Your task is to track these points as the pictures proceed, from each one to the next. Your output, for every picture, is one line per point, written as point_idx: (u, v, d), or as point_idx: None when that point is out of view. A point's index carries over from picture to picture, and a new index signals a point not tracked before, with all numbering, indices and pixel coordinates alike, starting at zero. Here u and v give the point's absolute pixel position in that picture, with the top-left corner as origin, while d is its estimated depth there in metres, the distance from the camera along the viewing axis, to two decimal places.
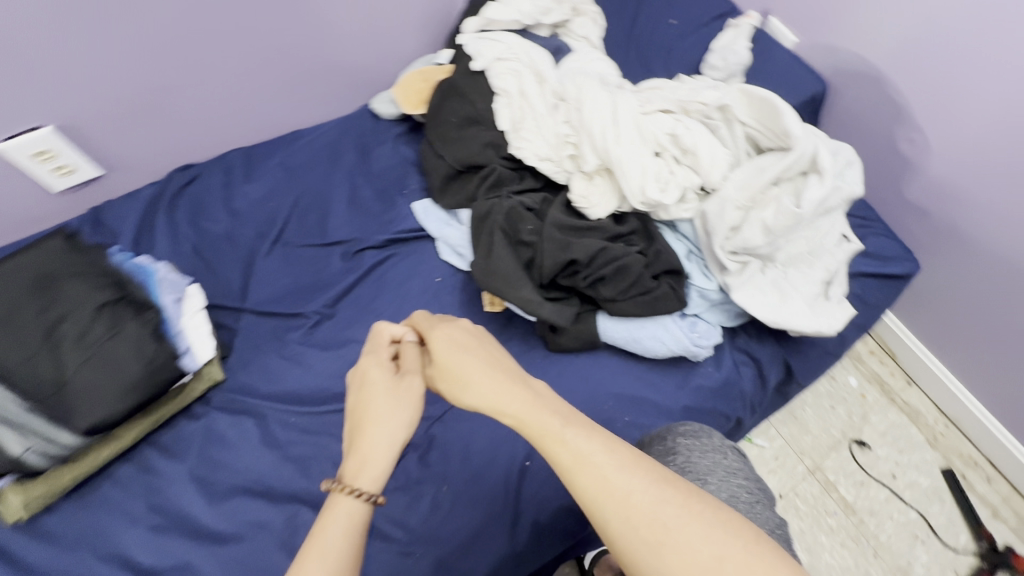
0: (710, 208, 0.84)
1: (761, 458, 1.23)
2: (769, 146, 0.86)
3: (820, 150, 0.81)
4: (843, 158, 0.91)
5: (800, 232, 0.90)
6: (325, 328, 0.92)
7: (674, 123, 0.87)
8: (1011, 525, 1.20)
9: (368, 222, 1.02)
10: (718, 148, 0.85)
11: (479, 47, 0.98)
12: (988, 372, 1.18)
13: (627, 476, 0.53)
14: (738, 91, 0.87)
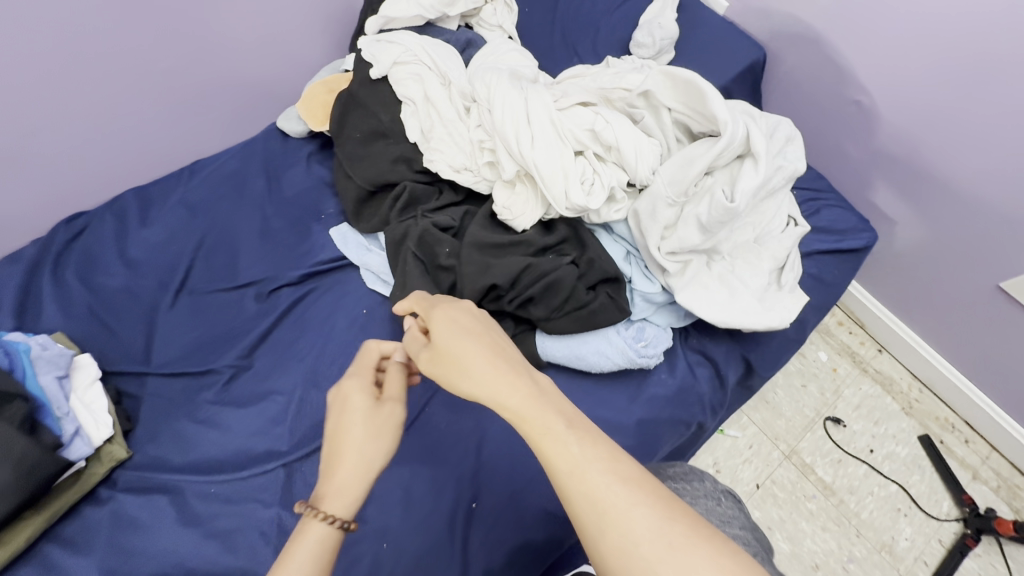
0: (642, 208, 0.77)
1: (735, 448, 1.19)
2: (699, 131, 0.79)
3: (752, 133, 0.73)
4: (781, 134, 0.84)
5: (742, 220, 0.84)
6: (242, 382, 0.84)
7: (594, 116, 0.78)
8: (993, 485, 1.17)
9: (282, 256, 0.94)
10: (644, 140, 0.77)
11: (376, 52, 0.89)
12: (957, 333, 1.15)
13: (628, 491, 0.47)
14: (660, 72, 0.77)
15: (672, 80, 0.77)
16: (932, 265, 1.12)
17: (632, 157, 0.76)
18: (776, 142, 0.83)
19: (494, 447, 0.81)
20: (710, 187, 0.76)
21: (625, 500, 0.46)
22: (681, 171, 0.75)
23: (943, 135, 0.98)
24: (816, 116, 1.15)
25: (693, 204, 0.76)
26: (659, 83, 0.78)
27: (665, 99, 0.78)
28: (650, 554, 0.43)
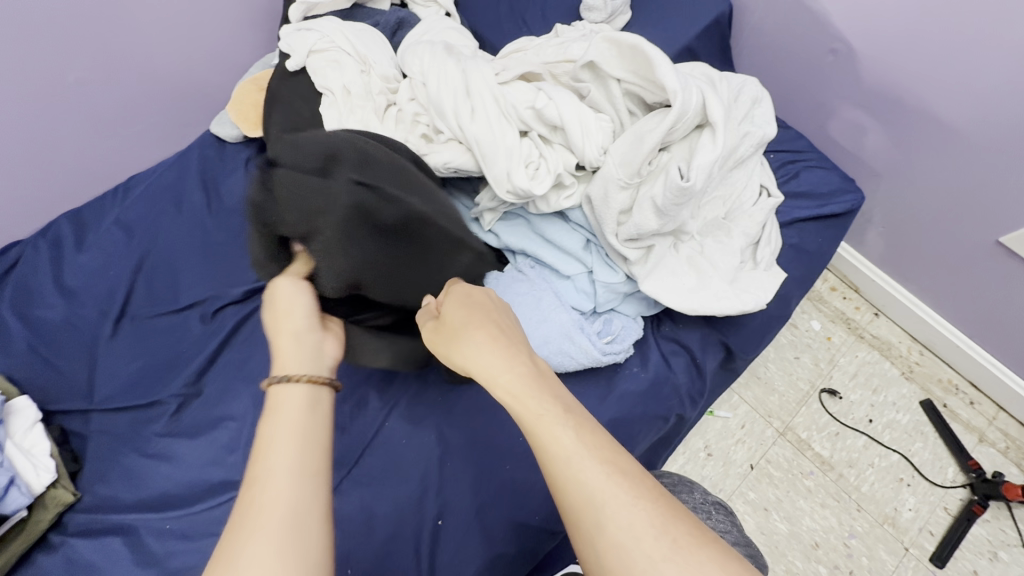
0: (594, 193, 0.71)
1: (726, 430, 1.14)
2: (652, 101, 0.71)
3: (708, 100, 0.66)
4: (747, 96, 0.76)
5: (710, 195, 0.77)
6: (191, 410, 0.79)
7: (534, 95, 0.71)
8: (1000, 447, 1.11)
9: (225, 272, 0.88)
10: (591, 119, 0.70)
11: (292, 44, 0.82)
12: (957, 291, 1.08)
13: (626, 486, 0.42)
14: (604, 39, 0.70)
15: (616, 48, 0.69)
16: (926, 221, 1.04)
17: (577, 139, 0.69)
18: (742, 107, 0.75)
19: (458, 459, 0.76)
20: (666, 164, 0.69)
21: (619, 498, 0.42)
22: (632, 148, 0.68)
23: (934, 78, 0.89)
24: (792, 69, 1.06)
25: (648, 184, 0.69)
26: (603, 52, 0.70)
27: (612, 69, 0.70)
28: (651, 551, 0.39)
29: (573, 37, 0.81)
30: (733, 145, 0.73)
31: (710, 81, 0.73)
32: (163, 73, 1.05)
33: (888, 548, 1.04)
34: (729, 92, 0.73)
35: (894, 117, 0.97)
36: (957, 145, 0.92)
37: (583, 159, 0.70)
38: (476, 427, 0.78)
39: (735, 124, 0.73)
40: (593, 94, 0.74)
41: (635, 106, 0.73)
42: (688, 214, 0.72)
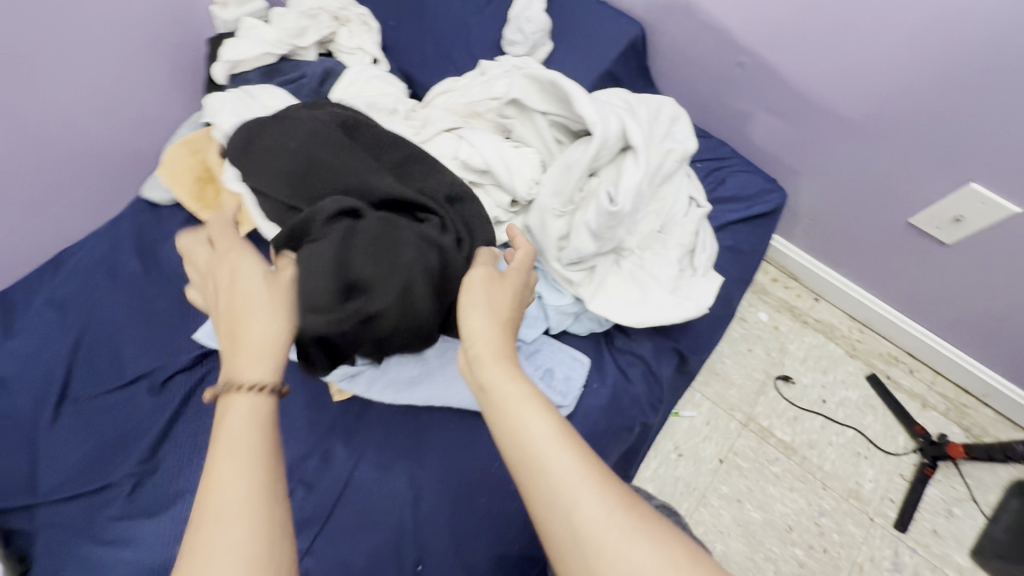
0: (531, 219, 0.73)
1: (693, 428, 1.18)
2: (577, 130, 0.75)
3: (627, 125, 0.70)
4: (665, 115, 0.81)
5: (644, 210, 0.81)
6: (148, 488, 0.76)
7: (460, 142, 0.74)
8: (942, 409, 1.19)
9: (169, 341, 0.85)
10: (520, 153, 0.73)
11: (218, 110, 0.84)
12: (884, 270, 1.15)
13: (580, 475, 0.46)
14: (524, 77, 0.73)
15: (540, 85, 0.73)
16: (845, 210, 1.12)
17: (509, 174, 0.72)
18: (662, 130, 0.79)
19: (433, 501, 0.76)
20: (598, 190, 0.73)
21: (585, 479, 0.46)
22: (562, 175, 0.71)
23: (834, 80, 0.97)
24: (707, 81, 1.13)
25: (582, 207, 0.72)
26: (525, 89, 0.73)
27: (536, 106, 0.73)
28: (596, 525, 0.44)
29: (497, 74, 0.84)
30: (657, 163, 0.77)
31: (629, 109, 0.77)
32: (85, 143, 1.02)
33: (855, 520, 1.10)
34: (648, 114, 0.78)
35: (805, 117, 1.05)
36: (863, 139, 1.00)
37: (517, 192, 0.73)
38: (448, 466, 0.77)
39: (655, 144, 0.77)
40: (521, 128, 0.77)
41: (564, 136, 0.76)
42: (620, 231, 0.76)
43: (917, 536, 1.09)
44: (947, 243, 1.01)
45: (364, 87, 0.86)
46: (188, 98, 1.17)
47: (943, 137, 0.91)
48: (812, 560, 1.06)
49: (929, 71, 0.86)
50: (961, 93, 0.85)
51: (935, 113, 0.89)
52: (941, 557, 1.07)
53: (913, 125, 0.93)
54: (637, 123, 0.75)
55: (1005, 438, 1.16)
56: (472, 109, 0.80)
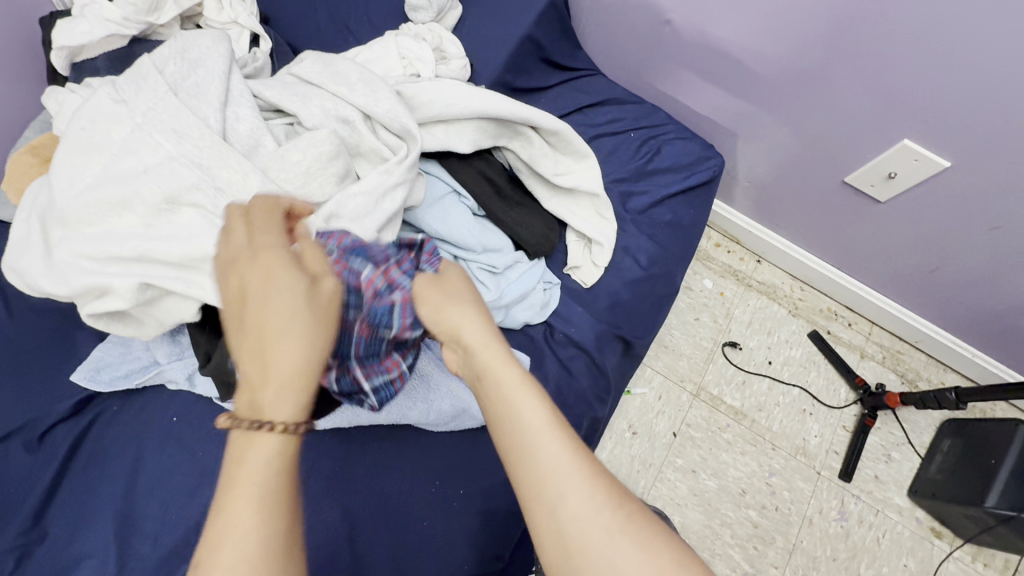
0: (108, 295, 0.61)
1: (646, 404, 1.17)
2: (107, 208, 0.62)
3: (168, 153, 0.64)
4: (159, 98, 0.67)
5: (316, 135, 0.68)
6: (37, 559, 0.66)
7: (261, 129, 0.71)
8: (879, 358, 1.23)
9: (44, 388, 0.74)
10: (215, 111, 0.69)
11: (61, 107, 0.71)
12: (821, 229, 1.15)
13: (560, 476, 0.46)
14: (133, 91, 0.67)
15: (55, 225, 0.63)
16: (783, 172, 1.09)
17: (300, 144, 0.67)
18: (149, 76, 0.68)
19: (370, 530, 0.69)
20: (252, 185, 0.64)
21: (566, 472, 0.46)
22: (162, 227, 0.63)
23: (765, 37, 0.91)
24: (636, 40, 1.05)
25: (241, 206, 0.64)
26: (54, 261, 0.61)
27: (78, 282, 0.60)
28: (574, 523, 0.45)
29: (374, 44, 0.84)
30: (209, 108, 0.69)
31: (93, 141, 0.64)
32: None
33: (804, 476, 1.13)
34: (143, 125, 0.65)
35: (733, 75, 1.00)
36: (793, 97, 0.96)
37: (225, 275, 0.64)
38: (386, 491, 0.71)
39: (188, 100, 0.69)
40: (363, 92, 0.74)
41: (97, 211, 0.62)
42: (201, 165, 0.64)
43: (861, 484, 1.14)
44: (881, 201, 1.01)
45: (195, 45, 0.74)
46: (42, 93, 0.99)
47: (874, 91, 0.87)
48: (765, 520, 1.09)
49: (853, 26, 0.82)
50: (888, 52, 0.82)
51: (861, 71, 0.86)
52: (881, 500, 1.12)
53: (840, 81, 0.89)
54: (130, 123, 0.65)
55: (936, 379, 1.21)
56: (284, 98, 0.73)
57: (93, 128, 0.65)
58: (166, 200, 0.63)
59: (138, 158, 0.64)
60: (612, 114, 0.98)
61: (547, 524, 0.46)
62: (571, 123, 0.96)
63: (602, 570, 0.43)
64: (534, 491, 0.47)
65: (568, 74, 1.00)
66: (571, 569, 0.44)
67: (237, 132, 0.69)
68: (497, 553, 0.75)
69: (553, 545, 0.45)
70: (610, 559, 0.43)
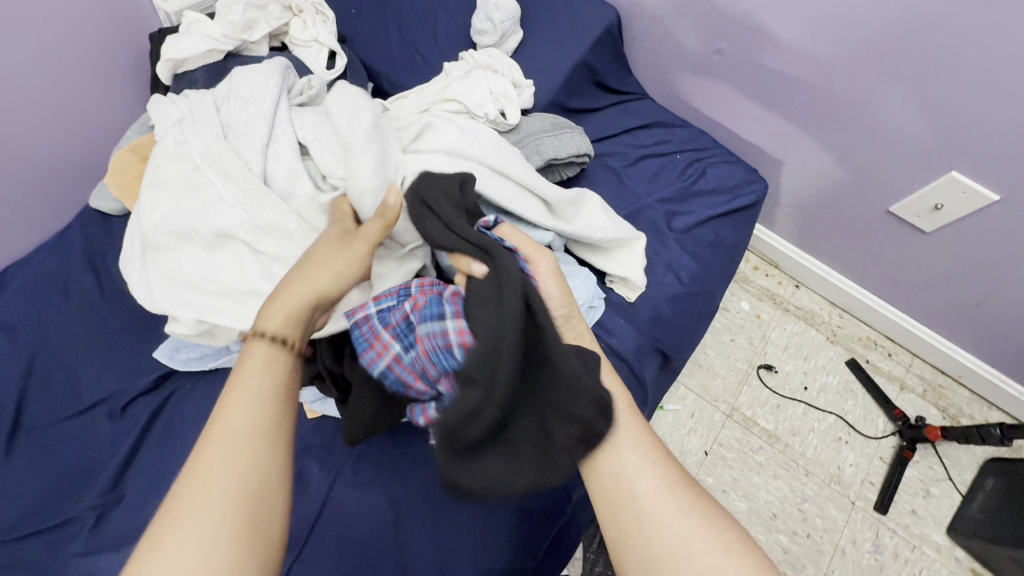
0: (178, 324, 0.71)
1: (678, 422, 1.18)
2: (178, 240, 0.71)
3: (219, 196, 0.69)
4: (212, 138, 0.72)
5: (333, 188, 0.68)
6: (114, 518, 0.71)
7: (292, 166, 0.71)
8: (919, 391, 1.21)
9: (131, 363, 0.81)
10: (253, 150, 0.71)
11: (161, 116, 0.80)
12: (863, 257, 1.16)
13: (639, 453, 0.55)
14: (208, 119, 0.74)
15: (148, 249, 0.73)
16: (828, 198, 1.11)
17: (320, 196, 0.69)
18: (208, 117, 0.74)
19: (414, 516, 0.73)
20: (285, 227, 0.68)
21: (644, 450, 0.55)
22: (215, 260, 0.71)
23: (816, 66, 0.94)
24: (686, 67, 1.09)
25: (278, 240, 0.69)
26: (145, 282, 0.72)
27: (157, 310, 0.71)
28: (647, 491, 0.53)
29: (459, 78, 0.87)
30: (251, 149, 0.71)
31: (184, 162, 0.72)
32: (34, 153, 0.96)
33: (837, 505, 1.12)
34: (203, 162, 0.71)
35: (782, 103, 1.03)
36: (842, 125, 0.98)
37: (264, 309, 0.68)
38: (430, 481, 0.75)
39: (236, 141, 0.72)
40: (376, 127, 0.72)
41: (172, 239, 0.71)
42: (236, 209, 0.68)
43: (898, 517, 1.11)
44: (926, 231, 1.02)
45: (246, 80, 0.77)
46: (139, 98, 1.11)
47: (923, 121, 0.89)
48: (796, 546, 1.08)
49: (899, 61, 0.86)
50: (939, 84, 0.84)
51: (908, 102, 0.89)
52: (919, 536, 1.10)
53: (886, 113, 0.92)
54: (193, 164, 0.72)
55: (979, 417, 1.18)
56: (311, 136, 0.73)
57: (180, 153, 0.73)
58: (218, 235, 0.69)
59: (200, 198, 0.71)
60: (660, 136, 1.02)
61: (622, 493, 0.53)
62: (619, 143, 1.00)
63: (672, 533, 0.51)
64: (612, 466, 0.54)
65: (619, 97, 1.05)
66: (637, 531, 0.52)
67: (277, 174, 0.71)
68: (532, 551, 0.77)
69: (625, 508, 0.53)
70: (679, 527, 0.51)
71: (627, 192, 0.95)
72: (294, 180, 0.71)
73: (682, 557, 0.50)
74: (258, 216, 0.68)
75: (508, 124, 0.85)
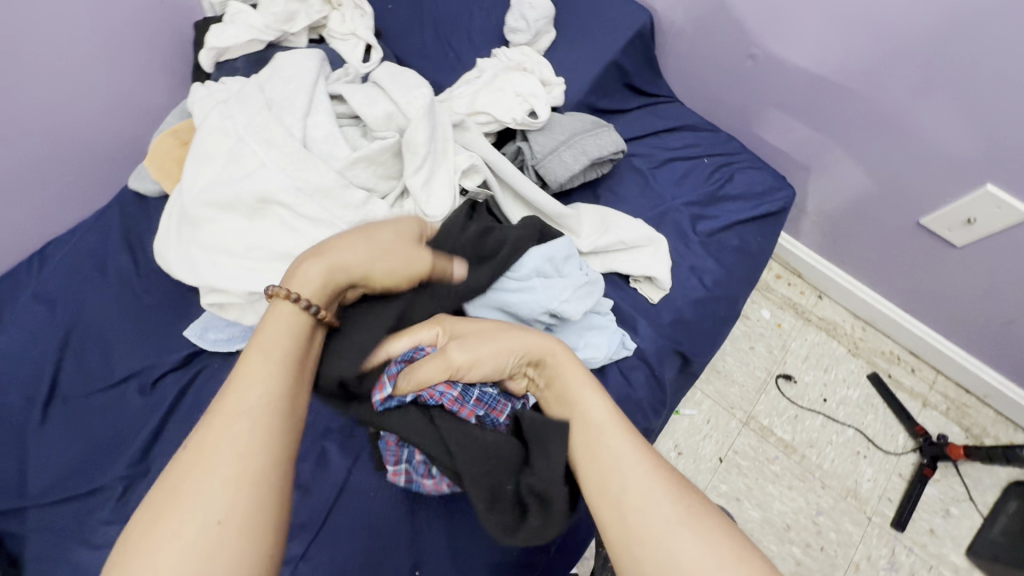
0: (218, 292, 0.73)
1: (693, 427, 1.18)
2: (219, 209, 0.73)
3: (262, 161, 0.72)
4: (257, 109, 0.76)
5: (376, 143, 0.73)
6: (140, 490, 0.73)
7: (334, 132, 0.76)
8: (942, 409, 1.18)
9: (162, 340, 0.84)
10: (299, 117, 0.75)
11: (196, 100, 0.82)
12: (890, 269, 1.14)
13: (625, 459, 0.51)
14: (251, 92, 0.78)
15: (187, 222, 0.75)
16: (856, 208, 1.10)
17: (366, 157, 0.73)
18: (249, 93, 0.77)
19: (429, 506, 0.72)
20: (327, 183, 0.71)
21: (634, 460, 0.51)
22: (258, 224, 0.73)
23: (853, 73, 0.93)
24: (717, 72, 1.09)
25: (319, 200, 0.71)
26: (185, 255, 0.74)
27: (197, 278, 0.72)
28: (636, 502, 0.48)
29: (487, 83, 0.88)
30: (293, 118, 0.75)
31: (224, 134, 0.75)
32: (79, 135, 1.00)
33: (853, 519, 1.10)
34: (247, 131, 0.74)
35: (812, 112, 1.02)
36: (876, 133, 0.97)
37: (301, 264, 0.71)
38: None
39: (278, 112, 0.76)
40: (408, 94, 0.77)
41: (212, 210, 0.73)
42: (281, 172, 0.71)
43: (916, 536, 1.09)
44: (957, 245, 1.00)
45: (288, 61, 0.81)
46: (180, 85, 1.14)
47: (959, 132, 0.88)
48: (809, 559, 1.06)
49: (939, 69, 0.85)
50: (978, 95, 0.83)
51: (946, 112, 0.87)
52: (936, 556, 1.07)
53: (923, 123, 0.91)
54: (234, 135, 0.75)
55: (1004, 438, 1.15)
56: (355, 102, 0.78)
57: (219, 129, 0.76)
58: (258, 200, 0.71)
59: (239, 167, 0.73)
60: (688, 140, 1.02)
61: (611, 512, 0.49)
62: (647, 144, 1.00)
63: (666, 548, 0.46)
64: (602, 480, 0.51)
65: (647, 100, 1.06)
66: (629, 550, 0.47)
67: (317, 140, 0.75)
68: (545, 546, 0.76)
69: (617, 525, 0.48)
70: (671, 543, 0.46)
71: (653, 193, 0.95)
72: (339, 146, 0.75)
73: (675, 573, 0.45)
74: (304, 180, 0.71)
75: (539, 122, 0.85)
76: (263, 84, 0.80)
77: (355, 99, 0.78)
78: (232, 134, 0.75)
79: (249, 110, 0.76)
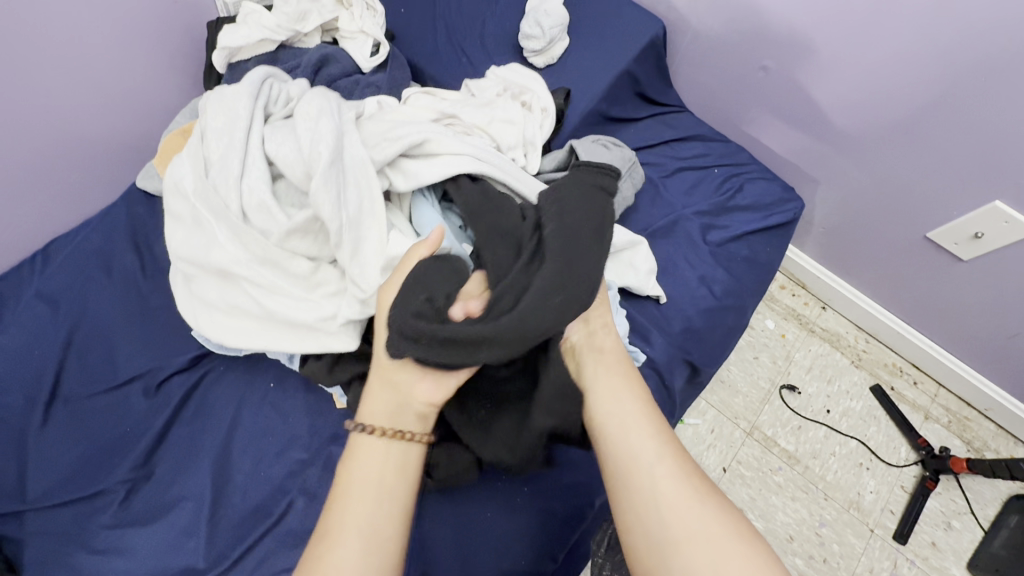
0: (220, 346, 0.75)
1: (697, 436, 1.18)
2: (201, 277, 0.72)
3: (215, 233, 0.69)
4: (197, 171, 0.70)
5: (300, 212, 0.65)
6: (143, 495, 0.72)
7: (266, 191, 0.68)
8: (944, 422, 1.19)
9: (168, 342, 0.83)
10: (235, 176, 0.69)
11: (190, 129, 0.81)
12: (895, 282, 1.15)
13: (652, 442, 0.54)
14: (191, 149, 0.72)
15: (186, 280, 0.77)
16: (862, 221, 1.10)
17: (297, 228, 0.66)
18: (191, 150, 0.72)
19: (437, 513, 0.71)
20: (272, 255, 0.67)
21: (659, 441, 0.55)
22: (228, 294, 0.71)
23: (865, 87, 0.94)
24: (727, 83, 1.10)
25: (271, 270, 0.68)
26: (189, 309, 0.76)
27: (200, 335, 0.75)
28: (660, 476, 0.52)
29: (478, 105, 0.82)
30: (227, 182, 0.69)
31: (180, 198, 0.72)
32: (86, 132, 0.99)
33: (856, 531, 1.10)
34: (190, 199, 0.70)
35: (821, 126, 1.03)
36: (885, 147, 0.98)
37: (274, 330, 0.70)
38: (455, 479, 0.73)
39: (213, 175, 0.70)
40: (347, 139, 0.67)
41: (196, 273, 0.73)
42: (233, 246, 0.68)
43: (918, 549, 1.09)
44: (963, 259, 1.01)
45: (216, 106, 0.73)
46: (189, 84, 1.13)
47: (968, 148, 0.89)
48: (812, 571, 1.06)
49: (953, 84, 0.85)
50: (988, 110, 0.83)
51: (957, 128, 0.88)
52: (938, 569, 1.07)
53: (933, 137, 0.91)
54: (187, 203, 0.71)
55: (1004, 452, 1.16)
56: (279, 153, 0.69)
57: (175, 196, 0.72)
58: (223, 272, 0.69)
59: (201, 237, 0.71)
60: (698, 149, 1.03)
61: (638, 483, 0.52)
62: (657, 154, 1.01)
63: (685, 521, 0.49)
64: (628, 454, 0.54)
65: (658, 109, 1.06)
66: (652, 519, 0.50)
67: (251, 208, 0.68)
68: (551, 555, 0.75)
69: (640, 500, 0.51)
70: (692, 517, 0.49)
71: (663, 202, 0.95)
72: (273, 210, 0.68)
73: (694, 545, 0.48)
74: (255, 256, 0.68)
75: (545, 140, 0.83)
76: (202, 133, 0.74)
77: (281, 149, 0.69)
78: (184, 203, 0.71)
79: (194, 169, 0.71)
